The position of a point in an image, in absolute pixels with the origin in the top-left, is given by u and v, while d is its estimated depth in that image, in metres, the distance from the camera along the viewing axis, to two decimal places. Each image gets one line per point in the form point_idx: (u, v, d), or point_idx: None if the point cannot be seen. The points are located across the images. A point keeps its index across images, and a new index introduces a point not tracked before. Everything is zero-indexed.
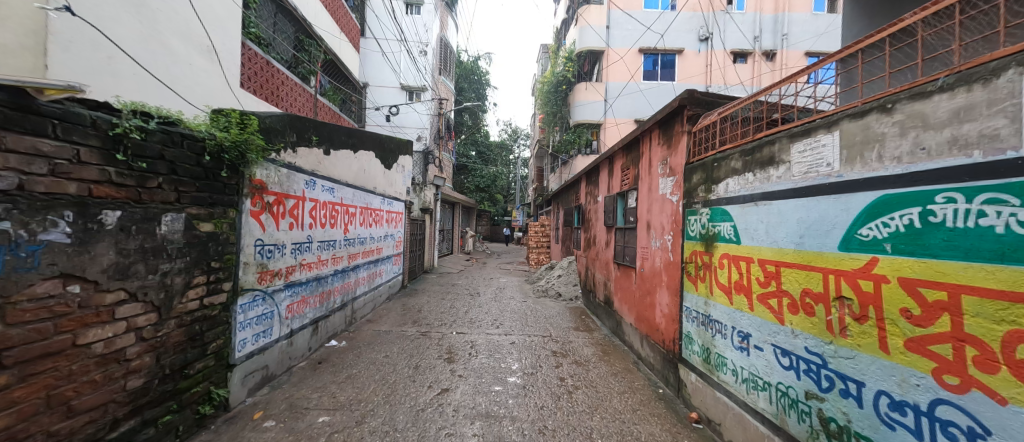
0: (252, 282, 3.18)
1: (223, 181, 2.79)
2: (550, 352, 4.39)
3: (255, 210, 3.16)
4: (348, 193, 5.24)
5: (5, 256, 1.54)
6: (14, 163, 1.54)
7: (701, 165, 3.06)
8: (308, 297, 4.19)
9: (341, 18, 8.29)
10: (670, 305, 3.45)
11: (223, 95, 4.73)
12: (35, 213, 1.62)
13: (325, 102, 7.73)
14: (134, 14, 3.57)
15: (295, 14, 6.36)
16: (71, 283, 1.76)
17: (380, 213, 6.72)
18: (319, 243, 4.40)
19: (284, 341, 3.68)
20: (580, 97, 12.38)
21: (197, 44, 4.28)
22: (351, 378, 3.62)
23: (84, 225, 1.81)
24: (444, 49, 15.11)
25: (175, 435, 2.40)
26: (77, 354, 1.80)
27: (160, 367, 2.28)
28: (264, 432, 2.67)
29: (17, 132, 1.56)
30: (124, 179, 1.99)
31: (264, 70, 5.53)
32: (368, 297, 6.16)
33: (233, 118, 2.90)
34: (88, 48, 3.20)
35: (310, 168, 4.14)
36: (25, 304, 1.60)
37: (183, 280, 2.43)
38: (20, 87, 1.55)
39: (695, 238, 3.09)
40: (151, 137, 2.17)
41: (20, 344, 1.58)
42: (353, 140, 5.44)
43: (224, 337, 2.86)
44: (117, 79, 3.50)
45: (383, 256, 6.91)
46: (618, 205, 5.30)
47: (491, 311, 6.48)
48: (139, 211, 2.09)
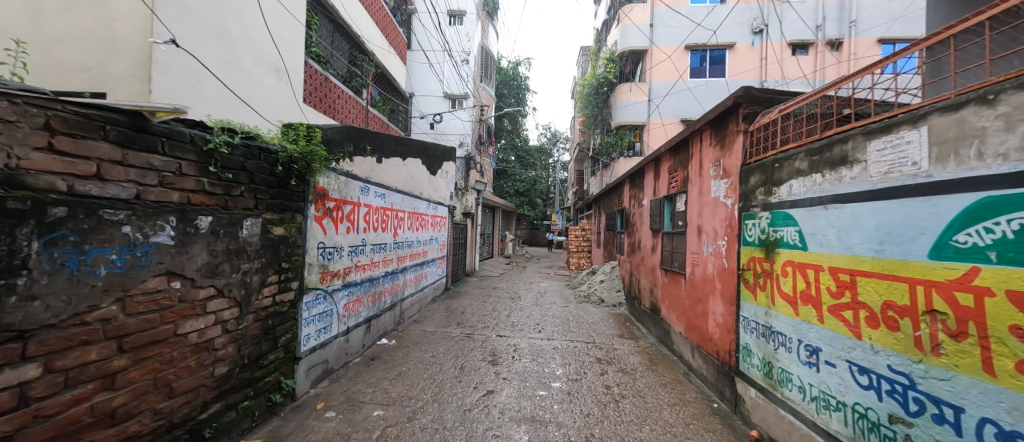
0: (315, 281, 3.44)
1: (292, 189, 3.06)
2: (594, 359, 4.31)
3: (318, 215, 3.43)
4: (398, 198, 5.51)
5: (126, 255, 1.77)
6: (133, 176, 1.78)
7: (759, 166, 2.88)
8: (362, 297, 4.45)
9: (390, 33, 8.77)
10: (725, 314, 3.27)
11: (291, 109, 5.17)
12: (147, 218, 1.85)
13: (375, 112, 8.20)
14: (217, 41, 4.01)
15: (350, 32, 6.84)
16: (173, 279, 2.01)
17: (426, 217, 6.99)
18: (372, 246, 4.67)
19: (341, 338, 3.93)
20: (622, 98, 12.10)
21: (270, 65, 4.72)
22: (402, 375, 3.79)
23: (184, 229, 2.05)
24: (485, 57, 15.47)
25: (252, 419, 2.65)
26: (177, 342, 2.04)
27: (239, 358, 2.52)
28: (326, 421, 2.87)
29: (136, 150, 1.79)
30: (213, 188, 2.24)
31: (323, 85, 5.99)
32: (415, 298, 6.42)
33: (300, 131, 3.20)
34: (180, 73, 3.64)
35: (364, 175, 4.42)
36: (140, 297, 1.83)
37: (260, 278, 2.69)
38: (139, 111, 1.78)
39: (753, 244, 2.91)
40: (235, 151, 2.43)
41: (136, 331, 1.81)
42: (403, 148, 5.73)
43: (293, 332, 3.13)
44: (205, 99, 3.91)
45: (428, 259, 7.17)
46: (665, 208, 5.11)
47: (532, 316, 6.48)
48: (225, 217, 2.35)
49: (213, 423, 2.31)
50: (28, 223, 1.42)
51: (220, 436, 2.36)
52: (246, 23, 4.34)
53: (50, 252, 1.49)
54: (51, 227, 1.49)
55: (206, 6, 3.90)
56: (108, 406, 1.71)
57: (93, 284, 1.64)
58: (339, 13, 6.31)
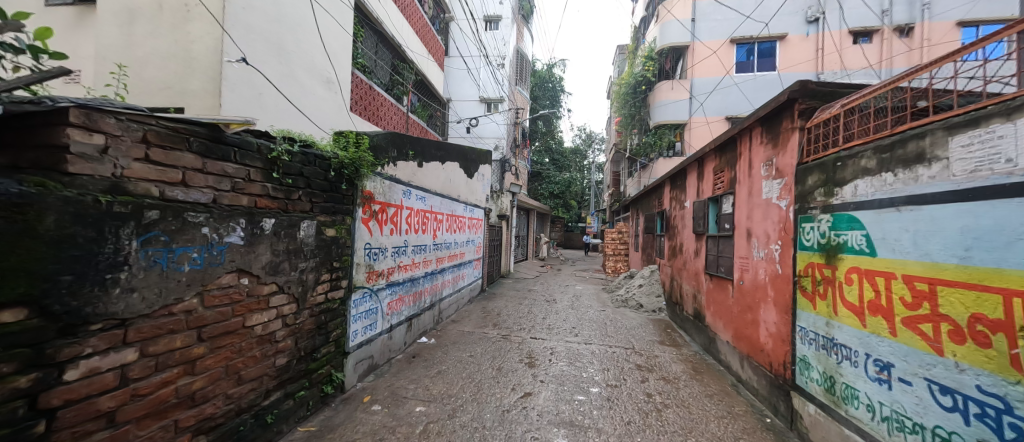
0: (362, 280, 3.62)
1: (343, 192, 3.25)
2: (634, 366, 4.19)
3: (365, 218, 3.62)
4: (437, 201, 5.68)
5: (206, 254, 1.94)
6: (211, 182, 1.96)
7: (818, 164, 2.68)
8: (404, 296, 4.63)
9: (429, 41, 9.07)
10: (779, 323, 3.07)
11: (339, 117, 5.49)
12: (223, 220, 2.03)
13: (415, 118, 8.51)
14: (277, 57, 4.33)
15: (392, 42, 7.16)
16: (242, 276, 2.19)
17: (463, 219, 7.15)
18: (413, 247, 4.84)
19: (385, 335, 4.11)
20: (661, 97, 11.73)
21: (321, 77, 5.05)
22: (441, 373, 3.90)
23: (251, 230, 2.24)
24: (520, 60, 15.57)
25: (306, 408, 2.83)
26: (245, 333, 2.22)
27: (296, 350, 2.71)
28: (373, 414, 3.01)
29: (214, 159, 1.97)
30: (275, 193, 2.43)
31: (367, 94, 6.30)
32: (453, 298, 6.56)
33: (350, 139, 3.41)
34: (246, 87, 3.96)
35: (406, 179, 4.59)
36: (215, 291, 2.00)
37: (314, 277, 2.88)
38: (216, 124, 1.96)
39: (811, 248, 2.71)
40: (295, 158, 2.61)
41: (212, 322, 1.99)
42: (441, 153, 5.90)
43: (342, 327, 3.31)
44: (267, 111, 4.23)
45: (465, 260, 7.32)
46: (710, 210, 4.87)
47: (568, 319, 6.42)
48: (286, 219, 2.54)
49: (274, 410, 2.49)
50: (129, 224, 1.55)
51: (279, 423, 2.55)
52: (302, 38, 4.66)
53: (145, 250, 1.63)
54: (147, 227, 1.63)
55: (267, 25, 4.19)
56: (189, 389, 1.87)
57: (179, 279, 1.80)
58: (382, 24, 6.61)
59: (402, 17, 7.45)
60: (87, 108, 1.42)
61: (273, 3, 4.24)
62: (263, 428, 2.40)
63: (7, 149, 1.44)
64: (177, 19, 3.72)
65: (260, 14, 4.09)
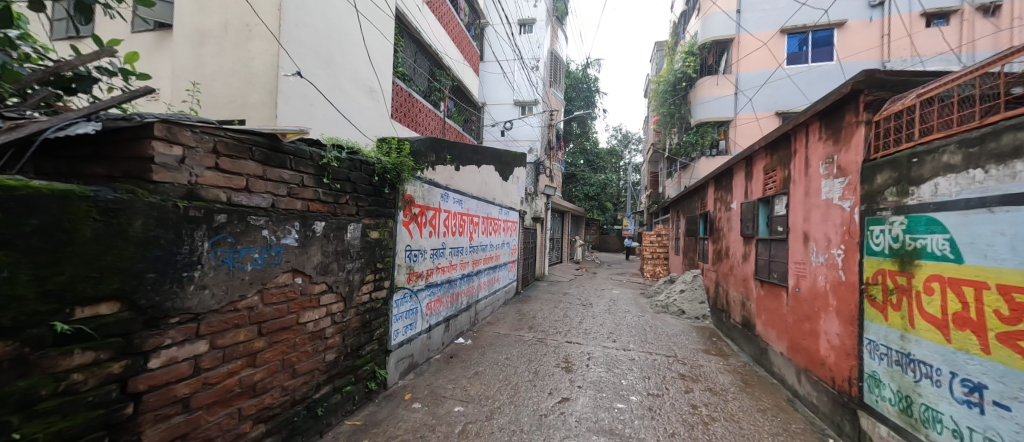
0: (403, 281, 3.74)
1: (386, 196, 3.38)
2: (677, 375, 4.01)
3: (405, 221, 3.74)
4: (474, 204, 5.77)
5: (266, 254, 2.08)
6: (269, 187, 2.10)
7: (889, 161, 2.44)
8: (442, 297, 4.73)
9: (465, 47, 9.30)
10: (842, 335, 2.82)
11: (381, 124, 5.73)
12: (280, 223, 2.17)
13: (451, 123, 8.66)
14: (326, 69, 4.59)
15: (431, 50, 7.45)
16: (297, 275, 2.33)
17: (499, 222, 7.21)
18: (451, 249, 4.94)
19: (424, 335, 4.22)
20: (703, 93, 11.19)
21: (365, 87, 5.30)
22: (479, 374, 3.94)
23: (304, 232, 2.38)
24: (554, 62, 15.51)
25: (352, 402, 2.96)
26: (299, 329, 2.36)
27: (344, 347, 2.84)
28: (414, 411, 3.10)
29: (272, 166, 2.12)
30: (325, 197, 2.57)
31: (406, 101, 6.52)
32: (488, 300, 6.64)
33: (392, 145, 3.54)
34: (298, 99, 4.22)
35: (444, 182, 4.70)
36: (274, 289, 2.15)
37: (360, 277, 3.01)
38: (274, 133, 2.10)
39: (881, 253, 2.48)
40: (343, 164, 2.75)
41: (271, 318, 2.13)
42: (478, 156, 5.99)
43: (385, 326, 3.44)
44: (316, 120, 4.49)
45: (500, 262, 7.37)
46: (760, 211, 4.58)
47: (605, 324, 6.28)
48: (334, 222, 2.68)
49: (324, 403, 2.63)
50: (202, 227, 1.70)
51: (329, 415, 2.69)
52: (347, 51, 4.92)
53: (215, 251, 1.78)
54: (216, 230, 1.78)
55: (318, 40, 4.45)
56: (251, 379, 2.01)
57: (242, 277, 1.94)
58: (420, 33, 6.84)
59: (439, 25, 7.67)
60: (168, 122, 1.57)
61: (323, 19, 4.50)
62: (314, 420, 2.54)
63: (102, 160, 1.58)
64: (240, 39, 4.04)
65: (311, 30, 4.34)
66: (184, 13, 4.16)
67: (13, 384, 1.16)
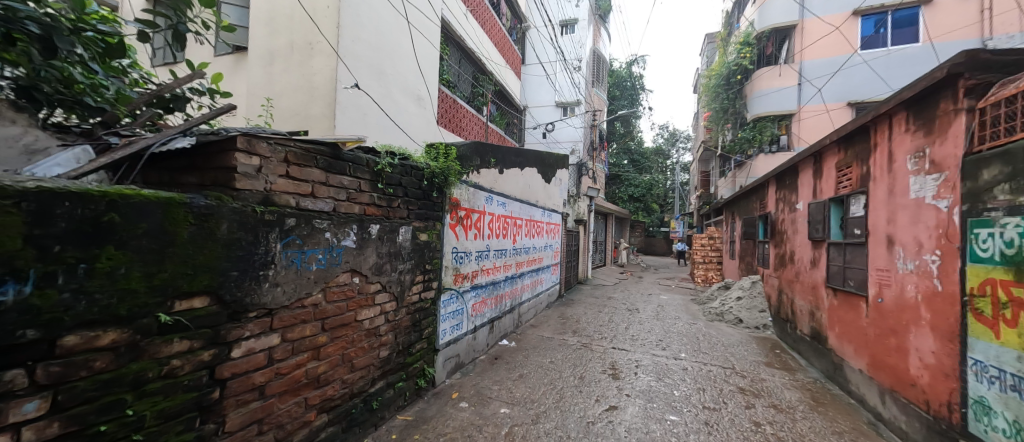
0: (449, 282, 3.84)
1: (434, 200, 3.49)
2: (736, 389, 3.74)
3: (452, 223, 3.84)
4: (517, 206, 5.81)
5: (328, 255, 2.23)
6: (331, 193, 2.25)
7: (998, 154, 2.12)
8: (487, 299, 4.79)
9: (507, 52, 9.39)
10: (939, 352, 2.49)
11: (428, 130, 5.94)
12: (340, 226, 2.32)
13: (494, 127, 8.80)
14: (378, 81, 4.85)
15: (475, 56, 7.61)
16: (355, 275, 2.48)
17: (541, 224, 7.19)
18: (495, 251, 5.00)
19: (470, 336, 4.30)
20: (761, 86, 10.37)
21: (414, 95, 5.52)
22: (523, 377, 3.95)
23: (361, 235, 2.51)
24: (596, 62, 15.22)
25: (403, 398, 3.08)
26: (356, 326, 2.50)
27: (396, 344, 2.97)
28: (461, 410, 3.16)
29: (333, 172, 2.26)
30: (379, 201, 2.71)
31: (451, 107, 6.72)
32: (531, 303, 6.63)
33: (440, 150, 3.66)
34: (353, 110, 4.49)
35: (488, 185, 4.77)
36: (335, 288, 2.30)
37: (410, 277, 3.13)
38: (336, 143, 2.25)
39: (989, 260, 2.15)
40: (395, 170, 2.89)
41: (332, 315, 2.28)
42: (521, 159, 6.02)
43: (433, 326, 3.55)
44: (369, 129, 4.74)
45: (543, 265, 7.34)
46: (833, 212, 4.16)
47: (653, 330, 6.02)
48: (388, 225, 2.81)
49: (378, 397, 2.76)
50: (275, 230, 1.86)
51: (383, 409, 2.82)
52: (397, 62, 5.16)
53: (286, 251, 1.93)
54: (286, 232, 1.93)
55: (371, 53, 4.71)
56: (315, 371, 2.16)
57: (308, 276, 2.09)
58: (464, 40, 7.01)
59: (482, 31, 7.82)
60: (248, 135, 1.73)
61: (375, 33, 4.77)
62: (370, 413, 2.67)
63: (195, 171, 1.77)
64: (304, 57, 4.38)
65: (365, 44, 4.60)
66: (257, 36, 4.59)
67: (127, 367, 1.32)
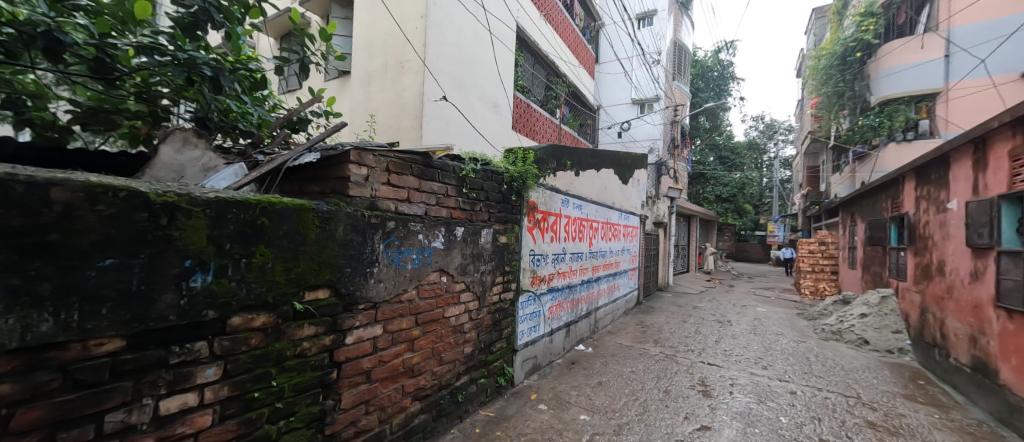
0: (527, 284, 3.90)
1: (513, 203, 3.58)
2: (864, 423, 3.16)
3: (529, 226, 3.90)
4: (593, 209, 5.68)
5: (421, 255, 2.42)
6: (422, 198, 2.44)
7: None
8: (563, 302, 4.76)
9: (579, 51, 9.24)
10: None
11: (505, 135, 6.11)
12: (430, 228, 2.50)
13: (567, 129, 8.72)
14: (459, 91, 5.12)
15: (548, 59, 7.62)
16: (443, 275, 2.65)
17: (618, 227, 6.92)
18: (571, 254, 4.94)
19: (547, 338, 4.32)
20: (891, 62, 8.77)
21: (491, 102, 5.73)
22: (602, 385, 3.83)
23: (448, 237, 2.68)
24: (678, 53, 14.20)
25: (485, 394, 3.20)
26: (444, 322, 2.67)
27: (478, 342, 3.10)
28: (540, 412, 3.18)
29: (424, 179, 2.45)
30: (464, 205, 2.86)
31: (525, 111, 6.81)
32: (608, 308, 6.42)
33: (518, 155, 3.75)
34: (438, 120, 4.80)
35: (564, 188, 4.74)
36: (427, 286, 2.49)
37: (491, 278, 3.25)
38: (427, 152, 2.44)
39: None
40: (478, 174, 3.03)
41: (424, 310, 2.47)
42: (597, 160, 5.88)
43: (512, 327, 3.63)
44: (451, 137, 5.03)
45: (620, 269, 7.06)
46: (1003, 214, 3.29)
47: (751, 346, 5.38)
48: (471, 227, 2.95)
49: (463, 391, 2.91)
50: (379, 232, 2.08)
51: (467, 403, 2.96)
52: (477, 71, 5.40)
53: (387, 251, 2.15)
54: (387, 234, 2.14)
55: (453, 66, 5.00)
56: (410, 362, 2.36)
57: (405, 274, 2.30)
58: (538, 44, 7.07)
59: (555, 34, 7.82)
60: (358, 148, 1.96)
61: (457, 46, 5.05)
62: (455, 405, 2.83)
63: (318, 181, 2.06)
64: (396, 74, 4.82)
65: (447, 58, 4.90)
66: (358, 60, 5.20)
67: (273, 345, 1.58)
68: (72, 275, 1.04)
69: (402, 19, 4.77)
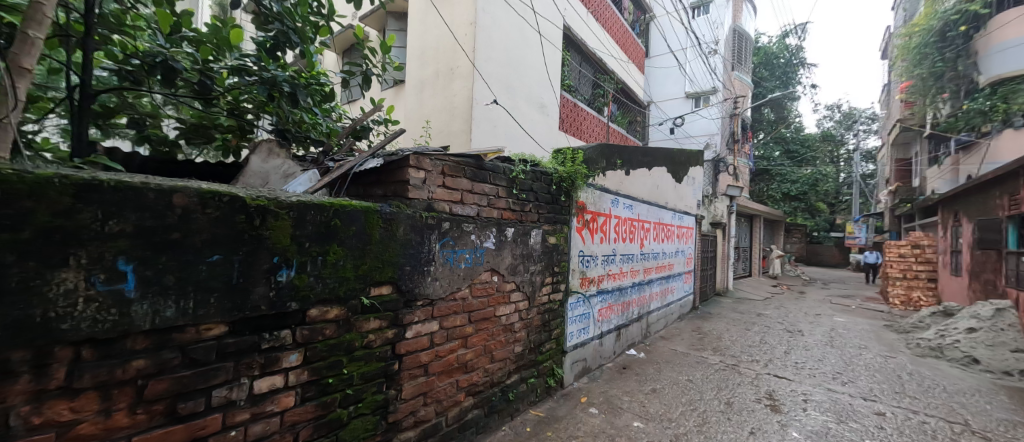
0: (576, 285, 3.86)
1: (562, 204, 3.56)
2: None
3: (578, 227, 3.85)
4: (645, 209, 5.48)
5: (474, 255, 2.50)
6: (474, 199, 2.51)
7: None
8: (613, 305, 4.64)
9: (628, 46, 8.93)
10: None
11: (552, 136, 6.09)
12: (482, 229, 2.57)
13: (616, 127, 8.48)
14: (507, 93, 5.19)
15: (595, 57, 7.46)
16: (494, 275, 2.70)
17: (672, 228, 6.60)
18: (622, 256, 4.80)
19: (596, 341, 4.24)
20: (1006, 36, 7.49)
21: (539, 103, 5.73)
22: (657, 392, 3.68)
23: (499, 238, 2.73)
24: (739, 41, 13.22)
25: (535, 394, 3.22)
26: (495, 321, 2.73)
27: (528, 342, 3.13)
28: (592, 416, 3.13)
29: (476, 180, 2.52)
30: (514, 206, 2.90)
31: (572, 111, 6.71)
32: (661, 313, 6.15)
33: (567, 155, 3.72)
34: (486, 124, 4.91)
35: (614, 188, 4.62)
36: (479, 284, 2.56)
37: (541, 279, 3.26)
38: (479, 155, 2.51)
39: None
40: (527, 176, 3.06)
41: (476, 309, 2.53)
42: (649, 158, 5.66)
43: (561, 328, 3.62)
44: (499, 140, 5.11)
45: (674, 272, 6.73)
46: None
47: (827, 360, 4.87)
48: (520, 228, 2.98)
49: (513, 389, 2.95)
50: (435, 232, 2.18)
51: (517, 401, 3.00)
52: (524, 73, 5.43)
53: (443, 250, 2.24)
54: (443, 234, 2.24)
55: (501, 69, 5.08)
56: (464, 358, 2.44)
57: (459, 273, 2.38)
58: (585, 42, 6.95)
59: (602, 30, 7.65)
60: (416, 153, 2.07)
61: (505, 50, 5.13)
62: (507, 402, 2.88)
63: (381, 185, 2.20)
64: (447, 81, 5.00)
65: (496, 62, 4.99)
66: (412, 69, 5.47)
67: (345, 336, 1.72)
68: (189, 268, 1.22)
69: (453, 27, 4.95)
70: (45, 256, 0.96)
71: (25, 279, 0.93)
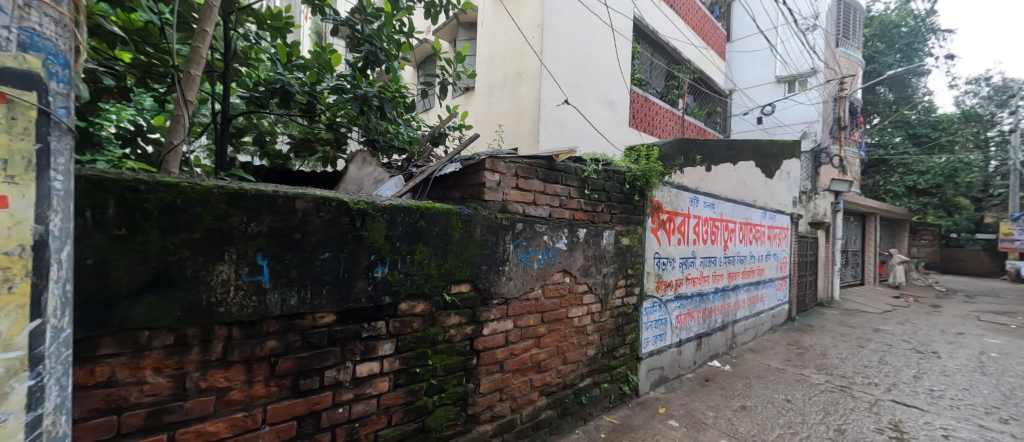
0: (652, 289, 3.67)
1: (636, 203, 3.42)
2: None
3: (653, 227, 3.66)
4: (730, 208, 5.00)
5: (546, 255, 2.51)
6: (546, 200, 2.52)
7: None
8: (693, 311, 4.31)
9: (707, 31, 8.27)
10: None
11: (622, 132, 5.85)
12: (554, 229, 2.57)
13: (693, 120, 7.88)
14: (575, 92, 5.11)
15: (670, 46, 7.03)
16: (566, 276, 2.69)
17: (762, 228, 5.93)
18: (702, 259, 4.44)
19: (675, 350, 3.98)
20: None
21: (608, 100, 5.56)
22: (748, 410, 3.33)
23: (571, 239, 2.70)
24: (845, 13, 11.46)
25: (608, 400, 3.13)
26: (567, 322, 2.71)
27: (602, 345, 3.05)
28: (671, 428, 2.95)
29: (547, 181, 2.53)
30: (586, 206, 2.86)
31: (644, 105, 6.38)
32: (750, 322, 5.57)
33: (641, 152, 3.56)
34: (554, 124, 4.89)
35: (693, 186, 4.31)
36: (552, 285, 2.56)
37: (614, 281, 3.16)
38: (550, 156, 2.52)
39: None
40: (599, 175, 2.99)
41: (549, 309, 2.54)
42: (733, 152, 5.18)
43: (636, 333, 3.47)
44: (567, 140, 5.05)
45: (766, 278, 6.05)
46: None
47: (976, 389, 3.98)
48: (592, 228, 2.92)
49: (586, 393, 2.90)
50: (509, 233, 2.24)
51: (590, 406, 2.94)
52: (592, 70, 5.31)
53: (517, 250, 2.29)
54: (516, 235, 2.28)
55: (569, 68, 5.02)
56: (537, 357, 2.46)
57: (531, 273, 2.41)
58: (658, 31, 6.58)
59: (678, 17, 7.17)
60: (491, 157, 2.15)
61: (573, 48, 5.07)
62: (580, 405, 2.84)
63: (457, 187, 2.31)
64: (515, 84, 5.10)
65: (563, 61, 4.95)
66: (482, 75, 5.68)
67: (430, 329, 1.85)
68: (308, 264, 1.41)
69: (521, 31, 5.03)
70: (209, 252, 1.18)
71: (196, 270, 1.16)
